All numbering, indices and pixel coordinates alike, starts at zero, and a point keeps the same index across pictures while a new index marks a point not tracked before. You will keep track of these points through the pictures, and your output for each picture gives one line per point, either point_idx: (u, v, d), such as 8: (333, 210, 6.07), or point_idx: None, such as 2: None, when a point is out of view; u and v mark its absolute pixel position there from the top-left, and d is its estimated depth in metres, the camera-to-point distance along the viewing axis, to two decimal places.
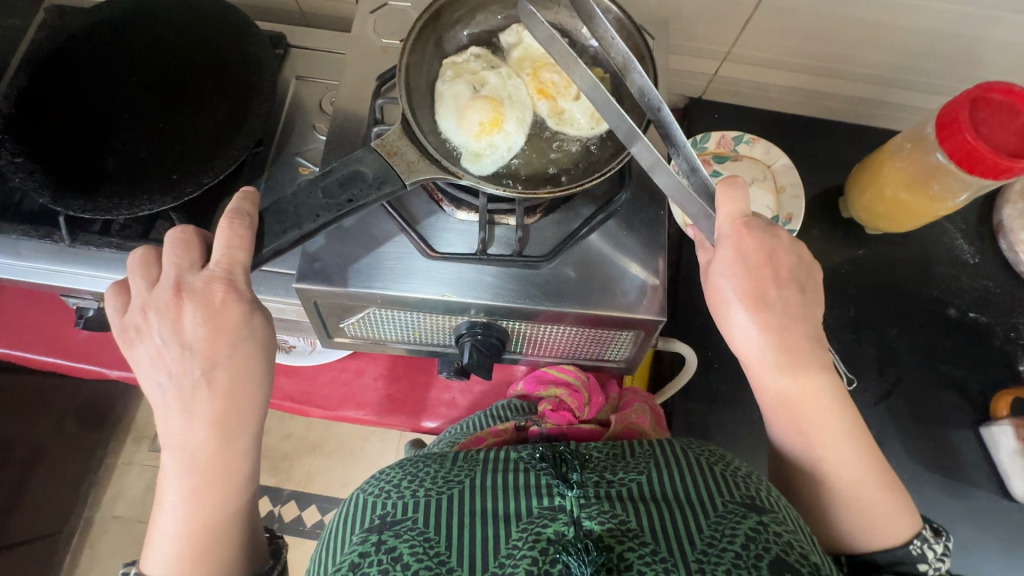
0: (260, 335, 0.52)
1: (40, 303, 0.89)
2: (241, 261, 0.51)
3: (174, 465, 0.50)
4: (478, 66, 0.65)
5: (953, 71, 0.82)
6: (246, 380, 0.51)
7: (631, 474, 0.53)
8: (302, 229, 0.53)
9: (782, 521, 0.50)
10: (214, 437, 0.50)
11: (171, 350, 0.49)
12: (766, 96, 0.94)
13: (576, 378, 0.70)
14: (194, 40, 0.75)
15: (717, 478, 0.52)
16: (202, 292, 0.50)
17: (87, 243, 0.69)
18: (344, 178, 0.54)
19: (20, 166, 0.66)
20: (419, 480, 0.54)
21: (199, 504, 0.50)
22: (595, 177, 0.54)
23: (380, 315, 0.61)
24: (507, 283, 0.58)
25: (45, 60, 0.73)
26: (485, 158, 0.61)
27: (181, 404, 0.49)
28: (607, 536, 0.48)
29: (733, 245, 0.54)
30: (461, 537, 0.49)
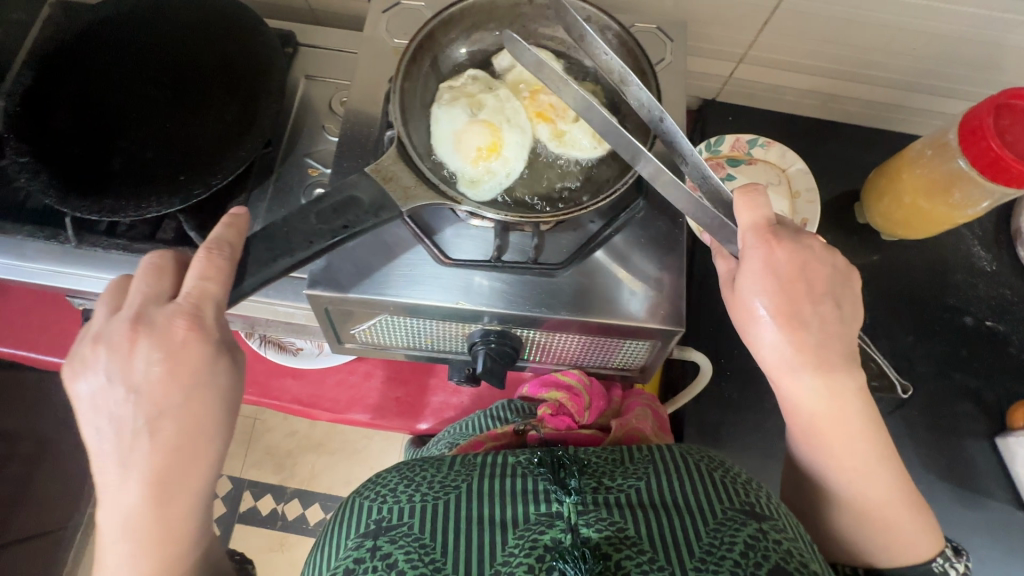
0: (220, 384, 0.45)
1: (47, 302, 0.89)
2: (212, 296, 0.45)
3: (112, 522, 0.43)
4: (475, 89, 0.55)
5: (975, 76, 0.80)
6: (200, 434, 0.44)
7: (630, 480, 0.53)
8: (294, 256, 0.47)
9: (781, 529, 0.50)
10: (157, 495, 0.43)
11: (116, 392, 0.42)
12: (781, 98, 0.93)
13: (579, 382, 0.69)
14: (203, 37, 0.74)
15: (716, 485, 0.52)
16: (159, 329, 0.43)
17: (94, 244, 0.68)
18: (337, 205, 0.48)
19: (25, 165, 0.65)
20: (415, 484, 0.54)
21: (137, 566, 0.44)
22: (601, 200, 0.49)
23: (392, 322, 0.60)
24: (519, 291, 0.56)
25: (52, 55, 0.71)
26: (482, 185, 0.52)
27: (119, 456, 0.42)
28: (605, 543, 0.48)
29: (763, 259, 0.51)
30: (457, 543, 0.49)
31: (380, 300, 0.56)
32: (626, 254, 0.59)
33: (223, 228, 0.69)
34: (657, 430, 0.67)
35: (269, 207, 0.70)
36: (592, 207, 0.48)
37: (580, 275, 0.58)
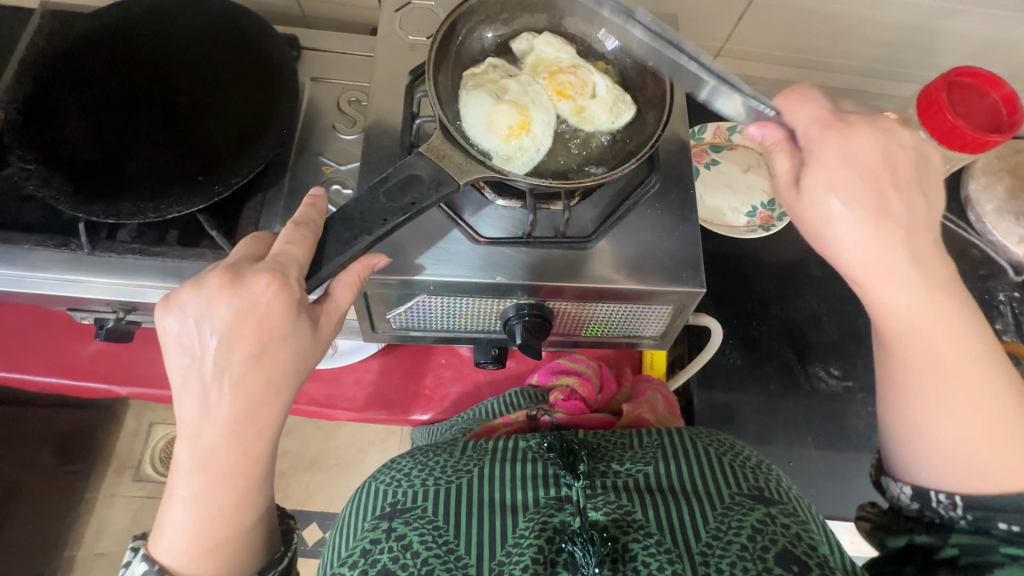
0: (295, 342, 0.47)
1: (41, 322, 0.85)
2: (296, 259, 0.48)
3: (188, 458, 0.46)
4: (497, 76, 0.59)
5: (921, 60, 0.90)
6: (274, 388, 0.46)
7: (637, 465, 0.57)
8: (372, 234, 0.50)
9: (790, 513, 0.53)
10: (235, 441, 0.46)
11: (202, 335, 0.45)
12: (755, 88, 1.00)
13: (588, 368, 0.74)
14: (215, 42, 0.75)
15: (724, 469, 0.56)
16: (250, 282, 0.45)
17: (109, 251, 0.67)
18: (403, 182, 0.50)
19: (33, 173, 0.64)
20: (428, 469, 0.58)
21: (209, 494, 0.47)
22: (630, 164, 0.54)
23: (429, 303, 0.63)
24: (550, 263, 0.60)
25: (59, 64, 0.71)
26: (516, 162, 0.55)
27: (201, 396, 0.45)
28: (611, 525, 0.51)
29: (833, 147, 0.50)
30: (469, 525, 0.53)
31: (420, 278, 0.58)
32: (651, 224, 0.63)
33: (243, 227, 0.69)
34: (667, 412, 0.71)
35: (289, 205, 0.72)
36: (623, 171, 0.53)
37: (608, 246, 0.61)
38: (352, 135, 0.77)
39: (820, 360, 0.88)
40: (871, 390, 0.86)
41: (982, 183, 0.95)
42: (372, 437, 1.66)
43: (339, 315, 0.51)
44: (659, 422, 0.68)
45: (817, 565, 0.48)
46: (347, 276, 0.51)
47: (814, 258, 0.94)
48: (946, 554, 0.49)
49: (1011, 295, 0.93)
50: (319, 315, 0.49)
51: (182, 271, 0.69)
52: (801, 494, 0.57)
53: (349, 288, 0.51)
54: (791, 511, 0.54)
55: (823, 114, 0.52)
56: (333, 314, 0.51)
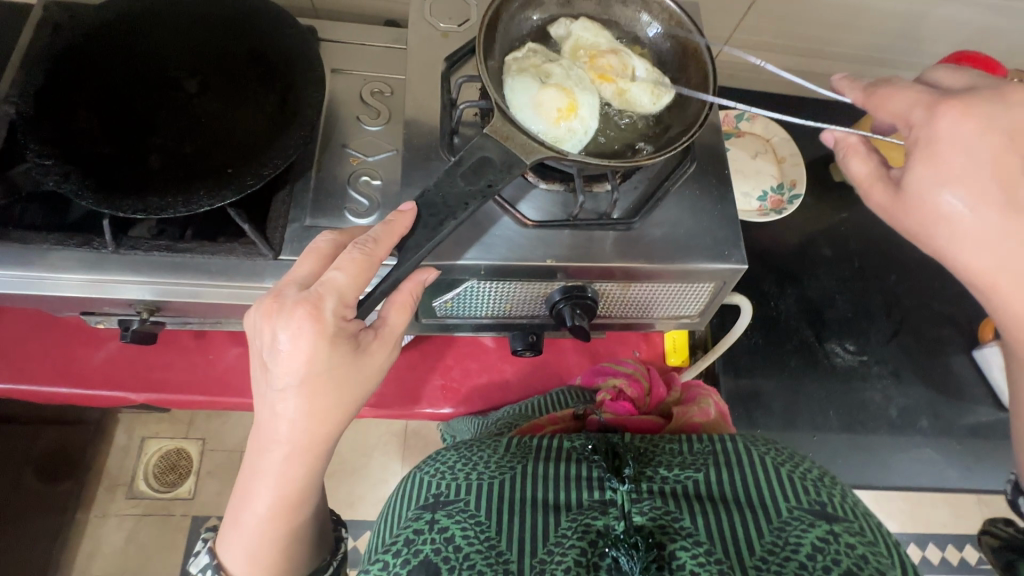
0: (340, 371, 0.46)
1: (47, 328, 0.82)
2: (337, 287, 0.46)
3: (244, 469, 0.49)
4: (540, 60, 0.59)
5: (914, 47, 0.95)
6: (320, 418, 0.46)
7: (687, 472, 0.55)
8: (456, 219, 0.50)
9: (857, 532, 0.50)
10: (280, 462, 0.47)
11: (258, 356, 0.46)
12: (758, 77, 1.03)
13: (634, 370, 0.78)
14: (227, 33, 0.73)
15: (783, 480, 0.53)
16: (290, 312, 0.45)
17: (135, 247, 0.64)
18: (476, 166, 0.50)
19: (51, 168, 0.61)
20: (472, 464, 0.58)
21: (259, 517, 0.49)
22: (680, 145, 0.54)
23: (476, 289, 0.63)
24: (597, 245, 0.60)
25: (62, 56, 0.67)
26: (565, 144, 0.56)
27: (256, 413, 0.47)
28: (656, 530, 0.51)
29: (958, 136, 0.50)
30: (512, 523, 0.52)
31: (468, 263, 0.58)
32: (692, 204, 0.64)
33: (273, 221, 0.68)
34: (720, 416, 0.70)
35: (318, 197, 0.71)
36: (674, 150, 0.54)
37: (651, 227, 0.62)
38: (377, 125, 0.75)
39: (836, 337, 0.91)
40: (884, 363, 0.91)
41: None
42: (374, 441, 1.63)
43: (394, 341, 0.50)
44: (711, 427, 0.67)
45: None
46: (399, 298, 0.50)
47: (823, 240, 0.98)
48: None
49: None
50: (371, 339, 0.48)
51: (209, 267, 0.67)
52: (874, 516, 0.53)
53: (400, 311, 0.50)
54: (858, 530, 0.50)
55: (924, 99, 0.53)
56: (387, 340, 0.49)
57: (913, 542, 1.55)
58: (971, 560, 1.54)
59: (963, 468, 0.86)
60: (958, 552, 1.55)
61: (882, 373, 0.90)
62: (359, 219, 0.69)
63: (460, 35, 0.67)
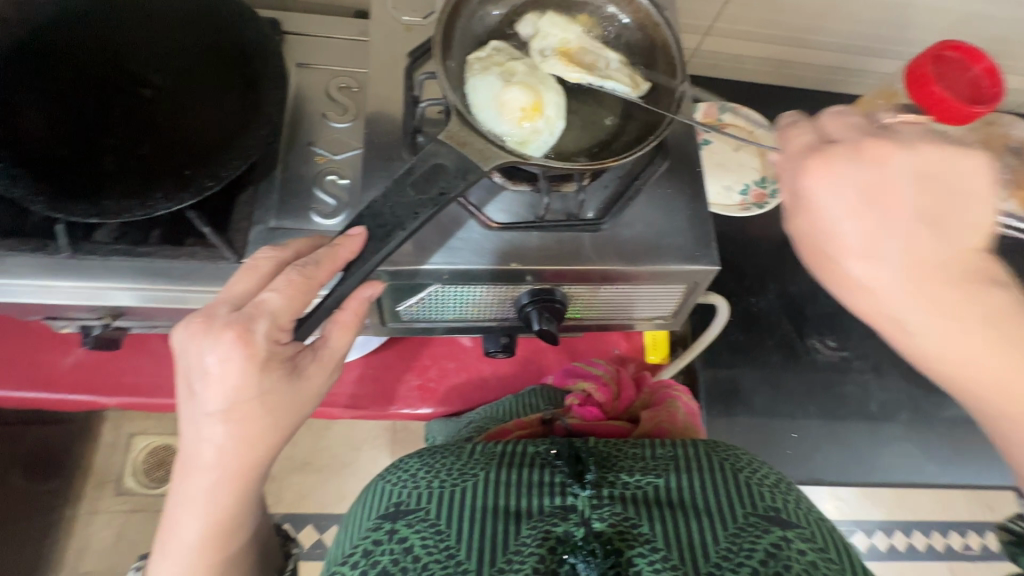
0: (270, 395, 0.45)
1: (14, 334, 0.80)
2: (268, 308, 0.45)
3: (173, 491, 0.47)
4: (504, 57, 0.57)
5: (900, 36, 0.92)
6: (250, 443, 0.45)
7: (648, 477, 0.55)
8: (405, 230, 0.48)
9: (808, 538, 0.50)
10: (207, 485, 0.46)
11: (189, 376, 0.45)
12: (742, 68, 1.00)
13: (604, 373, 0.78)
14: (186, 27, 0.70)
15: (739, 487, 0.54)
16: (219, 334, 0.44)
17: (93, 252, 0.62)
18: (429, 173, 0.48)
19: (2, 171, 0.58)
20: (434, 471, 0.57)
21: (189, 545, 0.47)
22: (637, 152, 0.52)
23: (442, 293, 0.61)
24: (564, 247, 0.59)
25: (11, 55, 0.65)
26: (531, 146, 0.54)
27: (189, 433, 0.45)
28: (616, 536, 0.50)
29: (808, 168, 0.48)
30: (472, 529, 0.51)
31: (429, 268, 0.57)
32: (663, 204, 0.62)
33: (237, 222, 0.66)
34: (687, 419, 0.70)
35: (280, 197, 0.69)
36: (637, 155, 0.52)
37: (617, 230, 0.60)
38: (345, 122, 0.73)
39: (817, 333, 0.91)
40: (864, 359, 0.90)
41: None
42: (360, 437, 1.63)
43: (334, 363, 0.50)
44: (678, 432, 0.67)
45: None
46: (343, 318, 0.50)
47: None
48: None
49: None
50: (310, 362, 0.48)
51: (171, 271, 0.65)
52: (830, 521, 0.54)
53: (343, 331, 0.50)
54: (811, 537, 0.50)
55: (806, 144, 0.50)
56: (327, 361, 0.49)
57: (899, 529, 1.56)
58: (956, 546, 1.55)
59: (942, 462, 0.86)
60: (943, 538, 1.57)
61: (863, 368, 0.90)
62: (326, 221, 0.68)
63: (423, 29, 0.64)
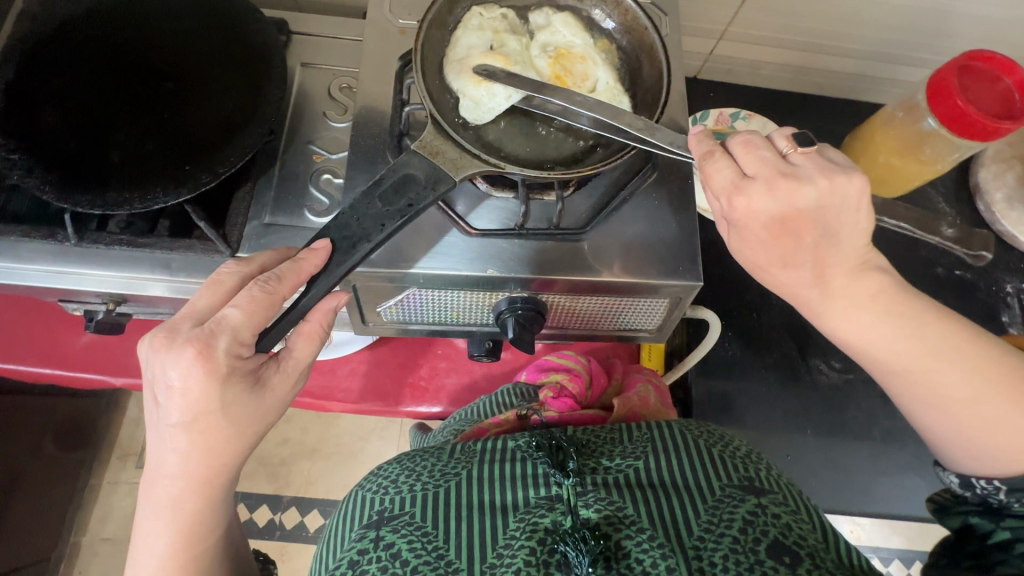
0: (232, 405, 0.46)
1: (36, 313, 0.86)
2: (230, 323, 0.45)
3: (142, 502, 0.48)
4: (503, 27, 0.59)
5: (931, 43, 0.87)
6: (216, 452, 0.47)
7: (627, 460, 0.54)
8: (371, 241, 0.48)
9: (781, 503, 0.50)
10: (174, 493, 0.47)
11: (151, 390, 0.46)
12: (758, 74, 0.97)
13: (578, 365, 0.74)
14: (196, 27, 0.73)
15: (712, 459, 0.53)
16: (176, 350, 0.44)
17: (96, 241, 0.66)
18: (398, 184, 0.49)
19: (17, 163, 0.62)
20: (417, 475, 0.55)
21: (157, 553, 0.48)
22: (615, 162, 0.52)
23: (420, 296, 0.62)
24: (545, 256, 0.58)
25: (31, 51, 0.68)
26: (483, 110, 0.56)
27: (157, 444, 0.47)
28: (604, 523, 0.48)
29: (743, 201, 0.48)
30: (458, 527, 0.50)
31: (412, 272, 0.57)
32: (649, 215, 0.61)
33: (232, 218, 0.68)
34: (659, 403, 0.69)
35: (274, 195, 0.70)
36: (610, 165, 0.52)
37: (600, 240, 0.59)
38: (343, 122, 0.75)
39: (821, 352, 0.87)
40: (872, 382, 0.86)
41: (993, 171, 0.92)
42: (368, 427, 1.66)
43: (297, 371, 0.51)
44: (652, 414, 0.66)
45: (808, 557, 0.46)
46: (308, 328, 0.52)
47: None
48: (998, 538, 0.49)
49: (1020, 287, 0.90)
50: (273, 372, 0.49)
51: (171, 262, 0.68)
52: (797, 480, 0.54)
53: (307, 340, 0.51)
54: (782, 500, 0.50)
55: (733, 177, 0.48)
56: (291, 370, 0.51)
57: (918, 560, 1.48)
58: None
59: None
60: None
61: (870, 393, 0.85)
62: (318, 219, 0.69)
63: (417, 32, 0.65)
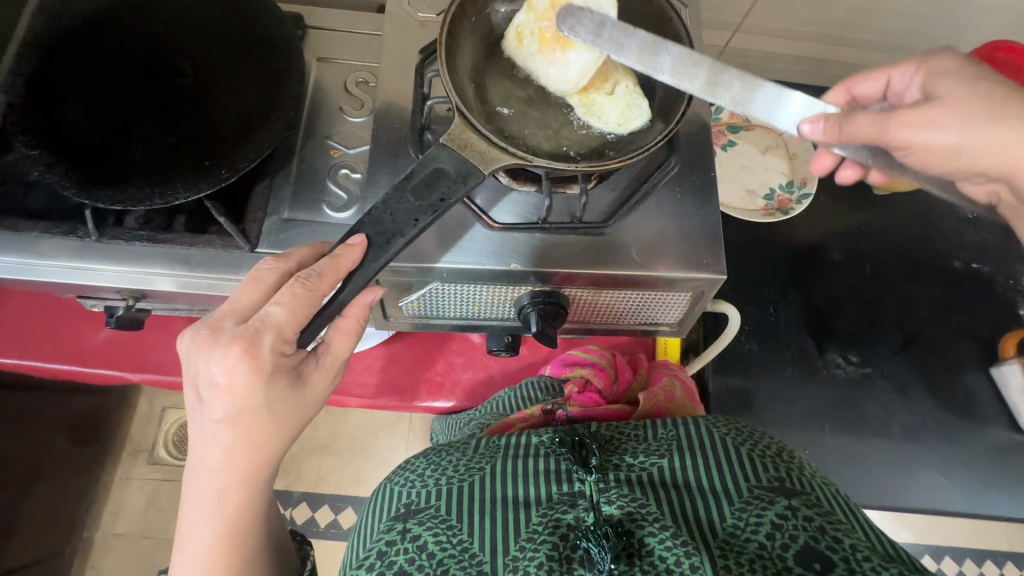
0: (275, 403, 0.47)
1: (53, 309, 0.86)
2: (273, 321, 0.46)
3: (186, 496, 0.50)
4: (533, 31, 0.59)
5: (950, 35, 0.86)
6: (258, 448, 0.48)
7: (652, 458, 0.53)
8: (404, 237, 0.48)
9: (812, 505, 0.48)
10: (218, 488, 0.48)
11: (195, 386, 0.47)
12: (774, 67, 0.96)
13: (601, 359, 0.75)
14: (214, 21, 0.73)
15: (741, 459, 0.52)
16: (223, 348, 0.45)
17: (117, 237, 0.66)
18: (428, 178, 0.49)
19: (38, 158, 0.62)
20: (442, 468, 0.56)
21: (202, 546, 0.50)
22: (642, 154, 0.51)
23: (443, 290, 0.62)
24: (569, 249, 0.58)
25: (51, 46, 0.68)
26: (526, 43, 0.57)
27: (200, 440, 0.48)
28: (627, 519, 0.48)
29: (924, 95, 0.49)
30: (483, 520, 0.50)
31: (437, 267, 0.57)
32: (672, 208, 0.61)
33: (251, 214, 0.68)
34: (686, 398, 0.70)
35: (292, 190, 0.70)
36: (636, 159, 0.51)
37: (623, 234, 0.59)
38: (361, 117, 0.74)
39: (839, 347, 0.87)
40: (890, 377, 0.86)
41: None
42: (378, 423, 1.67)
43: (335, 367, 0.53)
44: (675, 410, 0.67)
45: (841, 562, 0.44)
46: (345, 324, 0.52)
47: (834, 243, 0.92)
48: None
49: None
50: (312, 369, 0.50)
51: (190, 258, 0.68)
52: (831, 483, 0.53)
53: (344, 336, 0.52)
54: (814, 504, 0.48)
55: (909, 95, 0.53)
56: (329, 366, 0.52)
57: (928, 554, 1.48)
58: None
59: (971, 491, 0.82)
60: (977, 567, 1.48)
61: (888, 387, 0.85)
62: (337, 214, 0.69)
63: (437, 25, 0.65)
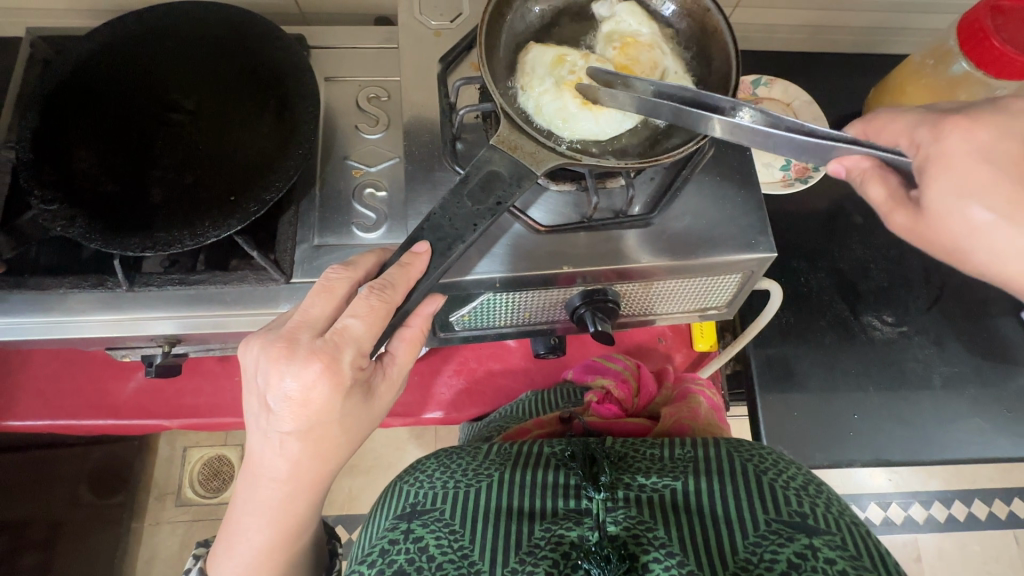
0: (347, 416, 0.48)
1: (78, 364, 0.83)
2: (354, 334, 0.46)
3: (245, 501, 0.50)
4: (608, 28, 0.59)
5: None
6: (322, 457, 0.49)
7: (665, 480, 0.49)
8: (465, 242, 0.49)
9: (837, 546, 0.43)
10: (280, 495, 0.49)
11: (269, 403, 0.47)
12: (775, 37, 0.96)
13: (624, 368, 0.73)
14: (215, 52, 0.71)
15: (761, 489, 0.47)
16: (303, 362, 0.45)
17: (148, 284, 0.64)
18: (484, 181, 0.49)
19: (57, 213, 0.60)
20: (450, 471, 0.52)
21: (253, 550, 0.52)
22: (687, 147, 0.50)
23: (495, 300, 0.61)
24: (619, 243, 0.57)
25: (52, 93, 0.66)
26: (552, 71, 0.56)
27: (270, 452, 0.48)
28: (630, 541, 0.45)
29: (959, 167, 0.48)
30: (485, 529, 0.47)
31: (485, 277, 0.56)
32: (713, 192, 0.60)
33: (281, 244, 0.66)
34: (711, 414, 0.66)
35: (321, 215, 0.69)
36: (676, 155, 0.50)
37: (668, 223, 0.58)
38: (377, 133, 0.73)
39: (872, 309, 0.87)
40: (925, 332, 0.87)
41: None
42: (404, 437, 1.65)
43: (400, 379, 0.53)
44: (701, 428, 0.62)
45: None
46: (411, 334, 0.52)
47: (852, 206, 0.93)
48: None
49: None
50: (381, 380, 0.51)
51: (225, 296, 0.66)
52: (865, 525, 0.46)
53: (410, 347, 0.52)
54: (837, 544, 0.44)
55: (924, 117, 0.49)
56: (394, 379, 0.52)
57: (958, 499, 1.51)
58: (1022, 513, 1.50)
59: (1018, 434, 0.83)
60: (1007, 505, 1.51)
61: (925, 343, 0.86)
62: (368, 234, 0.68)
63: (453, 32, 0.65)
